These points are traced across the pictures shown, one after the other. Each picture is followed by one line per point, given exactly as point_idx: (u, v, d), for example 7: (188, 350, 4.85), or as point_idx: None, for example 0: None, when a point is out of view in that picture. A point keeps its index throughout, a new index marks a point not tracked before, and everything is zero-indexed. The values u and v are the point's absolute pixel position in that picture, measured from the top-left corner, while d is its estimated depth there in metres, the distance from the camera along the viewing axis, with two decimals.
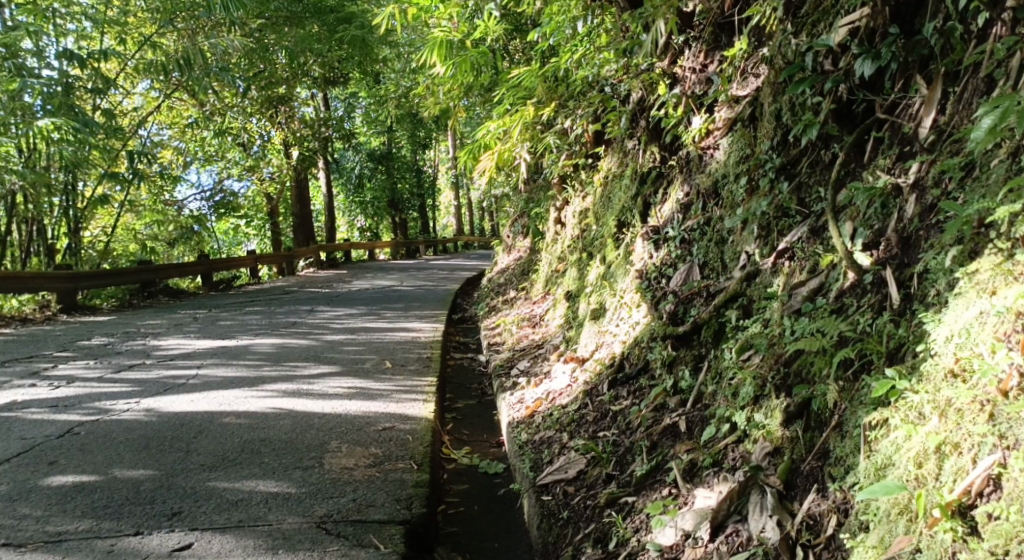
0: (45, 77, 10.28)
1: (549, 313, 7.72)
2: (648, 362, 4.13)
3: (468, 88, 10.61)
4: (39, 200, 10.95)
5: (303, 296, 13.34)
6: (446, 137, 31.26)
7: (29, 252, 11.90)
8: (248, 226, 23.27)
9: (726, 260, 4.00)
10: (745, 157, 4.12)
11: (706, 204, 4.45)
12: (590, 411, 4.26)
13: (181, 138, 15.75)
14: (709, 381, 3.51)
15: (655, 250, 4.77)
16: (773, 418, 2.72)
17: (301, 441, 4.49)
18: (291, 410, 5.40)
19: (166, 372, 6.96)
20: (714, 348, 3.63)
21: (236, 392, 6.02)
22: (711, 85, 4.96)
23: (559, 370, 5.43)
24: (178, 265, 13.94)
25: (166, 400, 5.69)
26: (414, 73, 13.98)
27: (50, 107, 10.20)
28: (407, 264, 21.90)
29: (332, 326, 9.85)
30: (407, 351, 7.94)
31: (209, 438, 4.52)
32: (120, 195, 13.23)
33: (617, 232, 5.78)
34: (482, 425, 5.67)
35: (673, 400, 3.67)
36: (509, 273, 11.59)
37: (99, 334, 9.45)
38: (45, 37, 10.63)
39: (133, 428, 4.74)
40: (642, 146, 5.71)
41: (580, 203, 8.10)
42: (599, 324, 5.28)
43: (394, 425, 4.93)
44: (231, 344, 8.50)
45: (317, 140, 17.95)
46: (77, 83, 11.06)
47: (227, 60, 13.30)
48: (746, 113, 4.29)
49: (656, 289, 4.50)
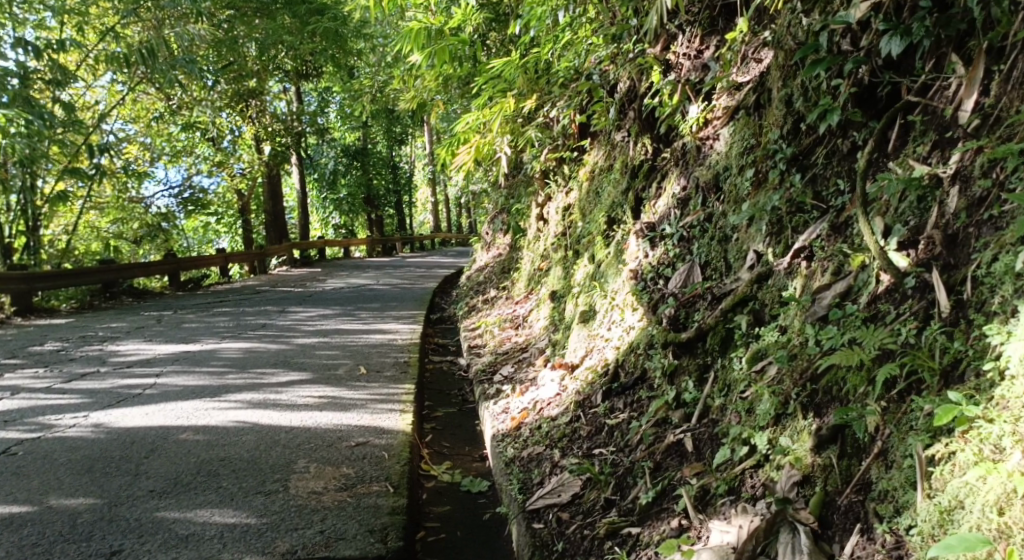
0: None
1: (532, 314, 7.38)
2: (646, 372, 3.81)
3: (445, 81, 10.22)
4: None
5: (275, 296, 12.89)
6: (424, 132, 30.79)
7: None
8: (219, 223, 22.70)
9: (730, 260, 3.67)
10: (750, 148, 3.79)
11: (706, 198, 4.12)
12: (582, 425, 3.91)
13: (146, 133, 15.24)
14: (716, 395, 3.18)
15: (650, 248, 4.43)
16: (800, 442, 2.38)
17: (264, 461, 4.17)
18: (256, 424, 5.02)
19: (123, 381, 6.53)
20: (721, 358, 3.30)
21: (198, 404, 5.62)
22: (709, 72, 4.61)
23: (547, 377, 5.08)
24: (143, 264, 13.45)
25: (120, 414, 5.34)
26: (389, 65, 13.59)
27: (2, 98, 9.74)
28: (384, 262, 21.45)
29: (304, 328, 9.43)
30: (384, 355, 7.56)
31: (161, 459, 4.26)
32: (82, 192, 12.74)
33: (607, 229, 5.44)
34: (463, 437, 5.30)
35: (676, 414, 3.33)
36: (489, 271, 11.24)
37: (54, 339, 8.96)
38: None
39: (77, 449, 4.53)
40: (632, 138, 5.38)
41: (564, 199, 7.77)
42: (589, 328, 4.94)
43: (369, 441, 4.56)
44: (196, 349, 8.06)
45: (290, 135, 17.51)
46: (35, 75, 10.59)
47: (194, 52, 12.84)
48: (749, 100, 3.96)
49: (653, 291, 4.16)
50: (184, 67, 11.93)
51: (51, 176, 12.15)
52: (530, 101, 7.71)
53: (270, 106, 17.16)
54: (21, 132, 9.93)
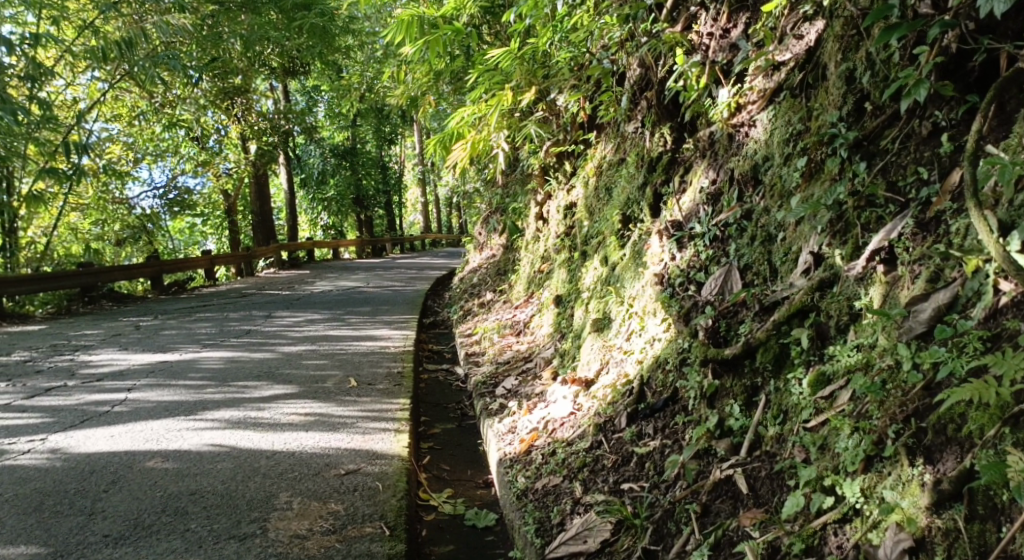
0: None
1: (534, 320, 6.89)
2: (678, 392, 3.33)
3: (438, 75, 9.73)
4: None
5: (261, 300, 12.33)
6: (413, 131, 30.24)
7: None
8: (204, 223, 22.08)
9: (776, 263, 3.20)
10: (798, 134, 3.30)
11: (743, 192, 3.62)
12: (606, 453, 3.42)
13: (129, 133, 14.69)
14: (770, 422, 2.72)
15: (678, 250, 3.93)
16: (910, 497, 2.03)
17: (240, 496, 3.70)
18: (233, 448, 4.49)
19: (90, 397, 6.00)
20: (773, 379, 2.82)
21: (169, 423, 5.09)
22: (739, 51, 4.09)
23: (558, 393, 4.59)
24: (123, 266, 12.88)
25: (81, 436, 4.81)
26: (379, 61, 13.09)
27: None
28: (374, 263, 20.86)
29: (289, 335, 8.89)
30: (375, 365, 7.05)
31: (123, 492, 3.79)
32: (61, 193, 12.17)
33: (621, 229, 4.96)
34: (465, 459, 4.79)
35: (720, 444, 2.84)
36: (483, 272, 10.75)
37: (22, 348, 8.40)
38: None
39: (27, 479, 4.04)
40: (649, 129, 4.90)
41: (566, 197, 7.31)
42: (604, 338, 4.46)
43: (359, 469, 4.08)
44: (174, 359, 7.52)
45: (277, 134, 16.95)
46: (10, 72, 10.10)
47: (175, 48, 12.27)
48: (794, 78, 3.46)
49: (684, 298, 3.65)
50: (166, 62, 11.40)
51: (29, 176, 11.61)
52: (528, 95, 7.20)
53: (256, 105, 16.58)
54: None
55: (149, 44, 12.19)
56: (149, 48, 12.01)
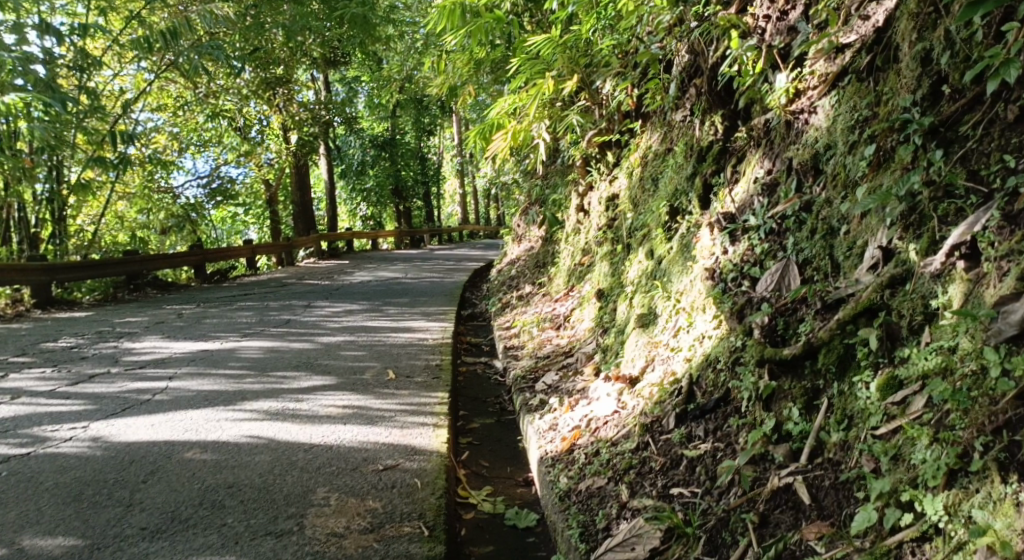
0: (24, 52, 9.46)
1: (575, 314, 6.75)
2: (730, 392, 3.17)
3: (479, 64, 9.60)
4: (19, 184, 10.22)
5: (300, 290, 12.34)
6: (453, 122, 30.17)
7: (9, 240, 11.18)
8: (246, 212, 22.27)
9: (839, 258, 3.01)
10: (865, 120, 3.11)
11: (802, 183, 3.43)
12: (653, 455, 3.27)
13: (174, 123, 14.82)
14: (834, 428, 2.55)
15: (730, 243, 3.74)
16: (1004, 519, 1.89)
17: (277, 490, 3.61)
18: (271, 441, 4.41)
19: (131, 385, 5.99)
20: (837, 383, 2.65)
21: (208, 413, 5.04)
22: (798, 34, 3.87)
23: (601, 390, 4.44)
24: (167, 254, 12.99)
25: (121, 425, 4.79)
26: (419, 51, 13.00)
27: (21, 82, 9.30)
28: (412, 254, 20.84)
29: (327, 325, 8.85)
30: (413, 357, 6.96)
31: (161, 484, 3.73)
32: (108, 182, 12.30)
33: (668, 221, 4.78)
34: (505, 456, 4.67)
35: (778, 450, 2.68)
36: (522, 264, 10.62)
37: (67, 334, 8.47)
38: (29, 16, 9.86)
39: (67, 468, 4.01)
40: (699, 118, 4.70)
41: (608, 188, 7.15)
42: (650, 334, 4.30)
43: (398, 464, 3.99)
44: (214, 348, 7.51)
45: (318, 124, 16.97)
46: (60, 62, 10.23)
47: (219, 38, 12.31)
48: (861, 61, 3.26)
49: (737, 294, 3.47)
50: (210, 53, 11.44)
51: (77, 164, 11.74)
52: (571, 84, 7.03)
53: (297, 95, 16.62)
54: (41, 118, 9.49)
55: (194, 34, 12.24)
56: (194, 38, 12.06)
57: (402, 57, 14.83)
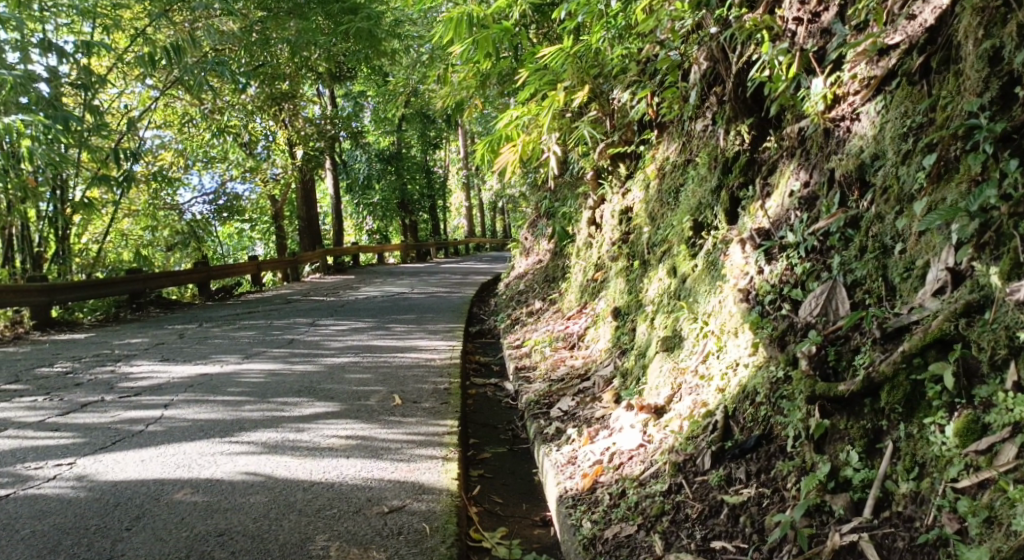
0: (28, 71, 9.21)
1: (588, 333, 6.44)
2: (774, 429, 2.86)
3: (485, 77, 9.31)
4: (23, 205, 9.96)
5: (306, 307, 12.04)
6: (459, 135, 29.94)
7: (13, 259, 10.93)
8: (252, 228, 22.08)
9: (894, 279, 2.71)
10: (920, 127, 2.80)
11: (847, 196, 3.11)
12: (688, 499, 2.95)
13: (180, 140, 14.61)
14: (902, 477, 2.29)
15: (766, 262, 3.41)
16: None
17: (272, 539, 3.32)
18: (268, 478, 4.10)
19: (126, 414, 5.70)
20: (904, 424, 2.37)
21: (204, 447, 4.74)
22: (835, 35, 3.53)
23: (623, 420, 4.11)
24: (171, 272, 12.73)
25: (110, 461, 4.48)
26: (427, 65, 12.75)
27: (25, 101, 9.05)
28: (420, 268, 20.60)
29: (332, 345, 8.55)
30: (420, 380, 6.65)
31: (146, 532, 3.43)
32: (113, 201, 12.07)
33: (692, 237, 4.46)
34: (519, 491, 4.35)
35: (837, 501, 2.40)
36: (532, 279, 10.31)
37: (65, 358, 8.18)
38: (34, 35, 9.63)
39: (48, 513, 3.71)
40: (723, 127, 4.38)
41: (621, 201, 6.87)
42: (675, 359, 3.98)
43: (406, 505, 3.68)
44: (215, 371, 7.22)
45: (324, 139, 16.76)
46: (64, 81, 9.98)
47: (223, 56, 12.05)
48: (912, 63, 2.95)
49: (777, 318, 3.14)
50: (214, 69, 11.24)
51: (82, 182, 11.51)
52: (581, 94, 6.71)
53: (303, 111, 16.42)
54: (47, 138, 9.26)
55: (199, 51, 12.02)
56: (198, 54, 11.84)
57: (407, 71, 14.61)
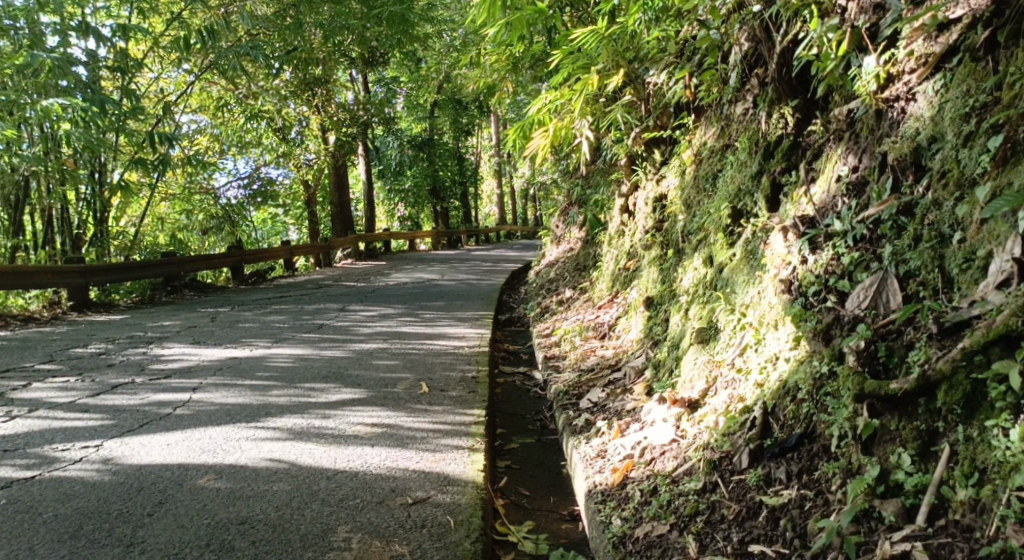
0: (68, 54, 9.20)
1: (620, 323, 6.30)
2: (816, 428, 2.70)
3: (518, 61, 9.16)
4: (61, 187, 10.01)
5: (336, 292, 12.01)
6: (492, 122, 29.76)
7: (51, 241, 11.02)
8: (285, 212, 22.16)
9: (952, 271, 2.55)
10: (983, 106, 2.64)
11: (899, 181, 2.93)
12: (724, 499, 2.79)
13: (215, 124, 14.65)
14: (960, 483, 2.13)
15: (810, 251, 3.23)
16: None
17: (293, 529, 3.23)
18: (292, 465, 4.02)
19: (153, 397, 5.66)
20: (962, 426, 2.21)
21: (228, 431, 4.67)
22: (889, 11, 3.34)
23: (656, 413, 3.96)
24: (205, 255, 12.77)
25: (135, 444, 4.43)
26: (461, 49, 12.60)
27: (65, 85, 9.05)
28: (451, 255, 20.54)
29: (361, 330, 8.49)
30: (448, 367, 6.56)
31: (168, 519, 3.36)
32: (149, 183, 12.12)
33: (731, 225, 4.29)
34: (546, 483, 4.23)
35: (887, 507, 2.24)
36: (562, 267, 10.17)
37: (97, 339, 8.20)
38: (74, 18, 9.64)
39: (70, 496, 3.66)
40: (765, 110, 4.20)
41: (655, 188, 6.70)
42: (710, 352, 3.82)
43: (432, 497, 3.58)
44: (244, 355, 7.18)
45: (356, 125, 16.72)
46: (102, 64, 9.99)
47: (257, 40, 12.00)
48: (976, 38, 2.78)
49: (822, 311, 2.96)
50: (247, 52, 11.20)
51: (119, 166, 11.56)
52: (616, 78, 6.52)
53: (335, 95, 16.36)
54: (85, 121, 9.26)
55: (233, 35, 11.98)
56: (232, 37, 11.78)
57: (439, 56, 14.50)
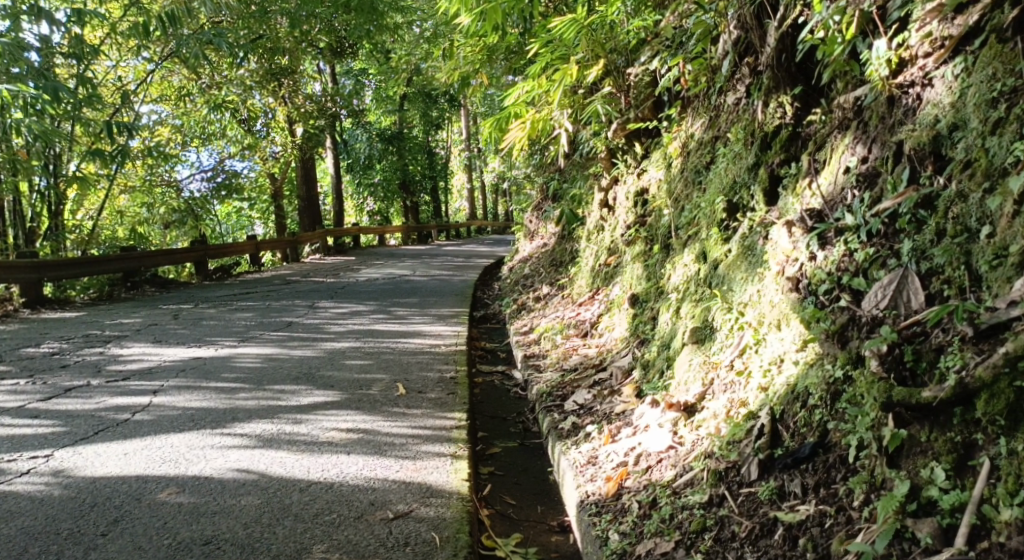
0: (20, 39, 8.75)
1: (602, 320, 6.09)
2: (834, 439, 2.50)
3: (492, 52, 8.89)
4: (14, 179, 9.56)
5: (305, 288, 11.66)
6: (462, 116, 29.41)
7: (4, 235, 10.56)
8: (251, 206, 21.68)
9: (980, 267, 2.38)
10: (1012, 91, 2.47)
11: (917, 172, 2.75)
12: (733, 516, 2.58)
13: (178, 115, 14.20)
14: (1003, 502, 1.96)
15: (819, 248, 3.03)
16: None
17: (263, 550, 2.98)
18: (262, 476, 3.75)
19: (111, 401, 5.34)
20: (1004, 439, 2.05)
21: (193, 439, 4.39)
22: None
23: (649, 417, 3.76)
24: (168, 250, 12.35)
25: (91, 454, 4.13)
26: (432, 40, 12.29)
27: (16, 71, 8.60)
28: (422, 250, 20.24)
29: (332, 328, 8.19)
30: (425, 368, 6.30)
31: (124, 540, 3.08)
32: (108, 176, 11.67)
33: (726, 220, 4.09)
34: (533, 491, 4.00)
35: (921, 527, 2.07)
36: (537, 262, 9.94)
37: (52, 339, 7.82)
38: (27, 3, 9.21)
39: (16, 514, 3.36)
40: (762, 99, 4.00)
41: (637, 182, 6.50)
42: (706, 353, 3.62)
43: (414, 511, 3.34)
44: (209, 355, 6.86)
45: (324, 117, 16.34)
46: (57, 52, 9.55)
47: (220, 28, 11.59)
48: (1003, 17, 2.60)
49: (835, 311, 2.77)
50: (211, 40, 10.79)
51: (76, 157, 11.11)
52: (596, 68, 6.29)
53: (303, 87, 15.96)
54: (38, 110, 8.85)
55: (196, 23, 11.56)
56: (195, 25, 11.38)
57: (409, 47, 14.19)
